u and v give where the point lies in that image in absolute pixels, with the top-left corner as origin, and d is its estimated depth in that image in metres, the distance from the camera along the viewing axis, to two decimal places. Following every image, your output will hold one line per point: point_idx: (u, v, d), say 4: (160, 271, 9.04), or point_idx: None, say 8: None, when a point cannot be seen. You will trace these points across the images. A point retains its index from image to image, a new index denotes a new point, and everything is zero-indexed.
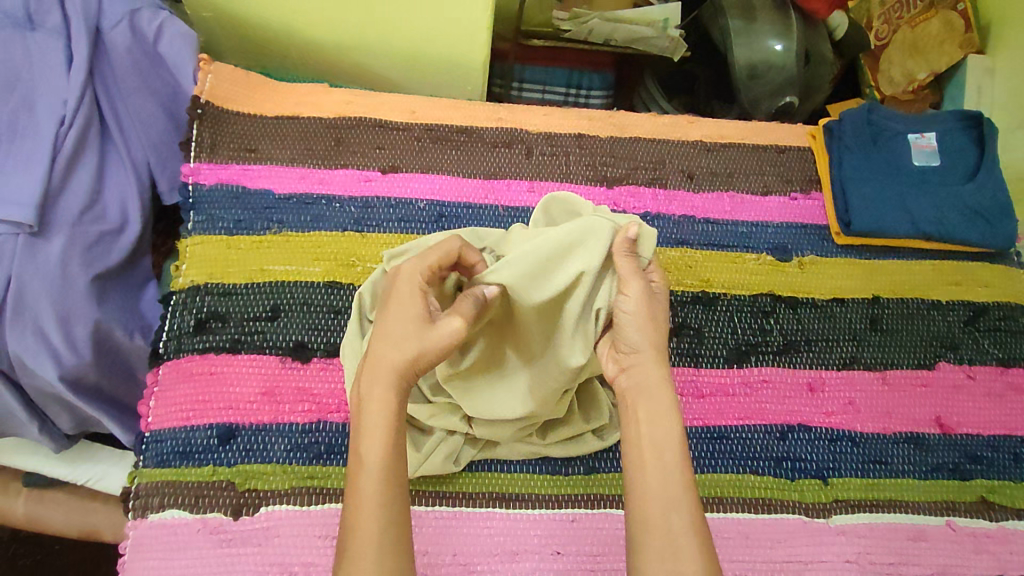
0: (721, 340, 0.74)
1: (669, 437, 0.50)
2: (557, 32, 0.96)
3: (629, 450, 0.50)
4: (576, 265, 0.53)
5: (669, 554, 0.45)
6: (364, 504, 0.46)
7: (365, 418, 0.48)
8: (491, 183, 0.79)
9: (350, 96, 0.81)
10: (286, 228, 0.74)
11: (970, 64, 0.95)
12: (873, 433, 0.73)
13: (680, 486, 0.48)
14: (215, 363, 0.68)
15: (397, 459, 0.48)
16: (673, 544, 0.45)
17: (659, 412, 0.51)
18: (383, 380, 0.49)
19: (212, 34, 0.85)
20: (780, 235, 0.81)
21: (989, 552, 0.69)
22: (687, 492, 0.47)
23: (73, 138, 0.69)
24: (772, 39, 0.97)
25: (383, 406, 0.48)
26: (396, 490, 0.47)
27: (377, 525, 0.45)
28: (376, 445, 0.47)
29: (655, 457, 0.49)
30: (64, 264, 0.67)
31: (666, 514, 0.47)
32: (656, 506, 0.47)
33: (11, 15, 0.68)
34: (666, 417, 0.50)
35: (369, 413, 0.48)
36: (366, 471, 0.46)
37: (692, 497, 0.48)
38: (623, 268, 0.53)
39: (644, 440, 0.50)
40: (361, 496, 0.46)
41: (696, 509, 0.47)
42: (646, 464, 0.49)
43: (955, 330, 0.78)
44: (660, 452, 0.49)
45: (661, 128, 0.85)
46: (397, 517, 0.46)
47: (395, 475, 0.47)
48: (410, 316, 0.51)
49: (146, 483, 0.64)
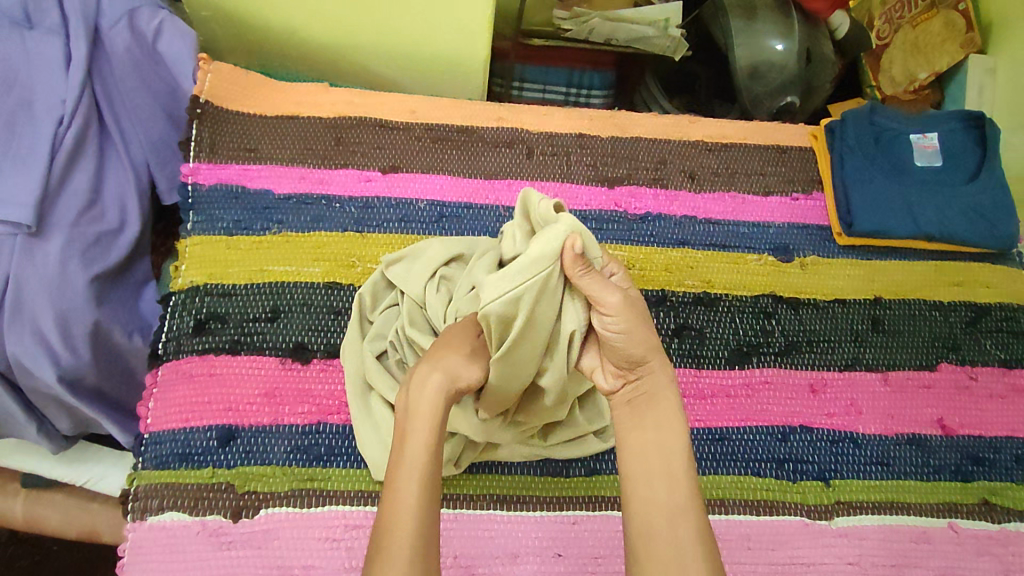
0: (722, 341, 0.74)
1: (673, 446, 0.50)
2: (558, 31, 0.95)
3: (628, 460, 0.51)
4: (546, 307, 0.48)
5: (672, 559, 0.46)
6: (403, 499, 0.47)
7: (414, 419, 0.50)
8: (492, 183, 0.79)
9: (350, 95, 0.80)
10: (286, 228, 0.74)
11: (972, 64, 0.94)
12: (875, 434, 0.72)
13: (683, 493, 0.49)
14: (215, 364, 0.68)
15: (436, 462, 0.49)
16: (675, 550, 0.47)
17: (664, 421, 0.51)
18: (433, 386, 0.50)
19: (211, 33, 0.84)
20: (782, 235, 0.81)
21: (991, 554, 0.69)
22: (690, 500, 0.49)
23: (72, 137, 0.68)
24: (773, 39, 0.96)
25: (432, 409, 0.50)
26: (432, 492, 0.48)
27: (415, 522, 0.46)
28: (420, 447, 0.49)
29: (663, 462, 0.50)
30: (63, 265, 0.66)
31: (670, 520, 0.48)
32: (660, 513, 0.48)
33: (10, 15, 0.69)
34: (671, 427, 0.51)
35: (416, 416, 0.50)
36: (409, 469, 0.48)
37: (695, 503, 0.49)
38: (591, 290, 0.48)
39: (650, 445, 0.51)
40: (401, 492, 0.47)
41: (701, 513, 0.48)
42: (649, 472, 0.50)
43: (957, 331, 0.78)
44: (665, 461, 0.50)
45: (662, 128, 0.85)
46: (431, 519, 0.47)
47: (433, 477, 0.48)
48: (451, 349, 0.52)
49: (146, 485, 0.63)
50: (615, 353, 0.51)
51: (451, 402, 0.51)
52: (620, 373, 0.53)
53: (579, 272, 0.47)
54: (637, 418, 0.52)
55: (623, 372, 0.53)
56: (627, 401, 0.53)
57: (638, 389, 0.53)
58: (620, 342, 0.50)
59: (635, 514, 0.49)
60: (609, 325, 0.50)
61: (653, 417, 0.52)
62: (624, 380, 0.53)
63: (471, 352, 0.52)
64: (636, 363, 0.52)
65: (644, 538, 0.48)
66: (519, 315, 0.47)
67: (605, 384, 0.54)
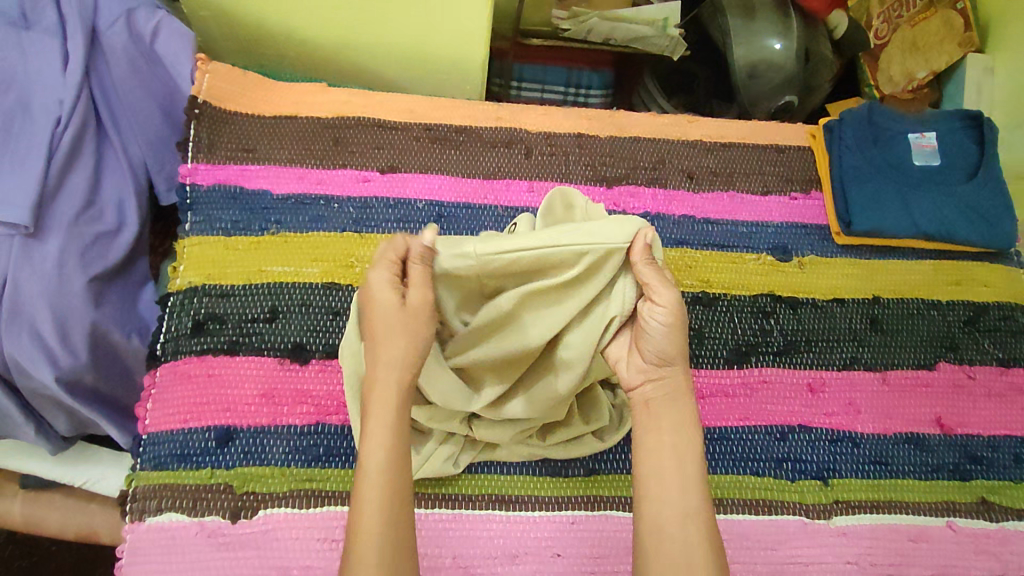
0: (721, 340, 0.74)
1: (688, 449, 0.50)
2: (557, 31, 0.95)
3: (644, 461, 0.50)
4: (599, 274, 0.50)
5: (684, 563, 0.47)
6: (367, 506, 0.46)
7: (369, 418, 0.48)
8: (491, 183, 0.79)
9: (348, 95, 0.80)
10: (284, 228, 0.74)
11: (970, 63, 0.94)
12: (874, 433, 0.72)
13: (696, 498, 0.49)
14: (214, 364, 0.68)
15: (398, 461, 0.48)
16: (687, 553, 0.47)
17: (681, 425, 0.51)
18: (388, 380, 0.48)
19: (210, 34, 0.84)
20: (781, 235, 0.81)
21: (989, 553, 0.69)
22: (701, 502, 0.49)
23: (70, 138, 0.68)
24: (772, 38, 0.96)
25: (388, 407, 0.48)
26: (399, 491, 0.47)
27: (381, 528, 0.46)
28: (377, 449, 0.47)
29: (676, 464, 0.50)
30: (61, 265, 0.66)
31: (683, 523, 0.48)
32: (674, 515, 0.48)
33: (7, 15, 0.69)
34: (687, 431, 0.51)
35: (375, 415, 0.48)
36: (370, 473, 0.47)
37: (706, 506, 0.49)
38: (647, 278, 0.49)
39: (665, 448, 0.50)
40: (363, 499, 0.46)
41: (710, 517, 0.49)
42: (665, 475, 0.49)
43: (955, 330, 0.78)
44: (679, 464, 0.50)
45: (661, 127, 0.85)
46: (399, 520, 0.47)
47: (397, 477, 0.47)
48: (385, 309, 0.48)
49: (144, 486, 0.63)
50: (647, 345, 0.51)
51: (405, 393, 0.49)
52: (646, 368, 0.52)
53: (641, 258, 0.49)
54: (654, 419, 0.51)
55: (648, 368, 0.52)
56: (645, 400, 0.52)
57: (660, 388, 0.52)
58: (656, 335, 0.50)
59: (647, 513, 0.49)
60: (652, 316, 0.50)
61: (670, 420, 0.51)
62: (646, 377, 0.52)
63: (404, 307, 0.48)
64: (665, 362, 0.51)
65: (656, 540, 0.48)
66: (573, 267, 0.49)
67: (629, 378, 0.53)
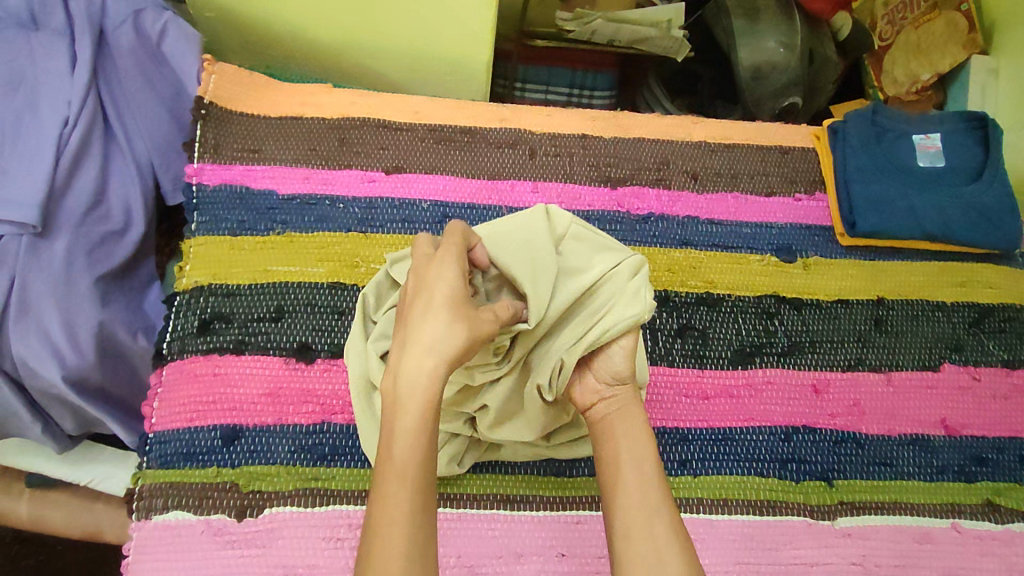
0: (725, 341, 0.74)
1: (644, 454, 0.54)
2: (561, 32, 0.96)
3: (605, 470, 0.54)
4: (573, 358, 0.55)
5: (655, 555, 0.48)
6: (392, 504, 0.44)
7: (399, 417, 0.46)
8: (494, 183, 0.79)
9: (353, 96, 0.81)
10: (289, 228, 0.74)
11: (975, 65, 0.93)
12: (878, 434, 0.72)
13: (658, 492, 0.51)
14: (221, 363, 0.68)
15: (426, 463, 0.45)
16: (656, 548, 0.48)
17: (638, 433, 0.55)
18: (420, 378, 0.46)
19: (215, 34, 0.85)
20: (785, 235, 0.81)
21: (995, 554, 0.68)
22: (663, 498, 0.51)
23: (77, 137, 0.69)
24: (774, 39, 0.97)
25: (420, 413, 0.45)
26: (426, 497, 0.45)
27: (408, 529, 0.43)
28: (408, 450, 0.45)
29: (635, 463, 0.53)
30: (67, 264, 0.67)
31: (647, 520, 0.50)
32: (637, 511, 0.50)
33: (17, 15, 0.70)
34: (641, 435, 0.55)
35: (404, 414, 0.45)
36: (397, 474, 0.44)
37: (669, 502, 0.51)
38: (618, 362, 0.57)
39: (622, 453, 0.54)
40: (388, 499, 0.44)
41: (675, 511, 0.51)
42: (626, 480, 0.52)
43: (960, 332, 0.78)
44: (638, 466, 0.53)
45: (665, 128, 0.85)
46: (423, 525, 0.44)
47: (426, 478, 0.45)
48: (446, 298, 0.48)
49: (150, 484, 0.64)
50: (602, 365, 0.58)
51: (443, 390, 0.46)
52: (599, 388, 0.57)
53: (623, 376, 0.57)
54: (610, 431, 0.56)
55: (604, 388, 0.57)
56: (603, 417, 0.57)
57: (616, 403, 0.57)
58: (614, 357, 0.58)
59: (615, 515, 0.51)
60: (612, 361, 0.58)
61: (623, 429, 0.55)
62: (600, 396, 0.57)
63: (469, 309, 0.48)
64: (618, 380, 0.57)
65: (625, 539, 0.50)
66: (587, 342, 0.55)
67: (585, 398, 0.57)
